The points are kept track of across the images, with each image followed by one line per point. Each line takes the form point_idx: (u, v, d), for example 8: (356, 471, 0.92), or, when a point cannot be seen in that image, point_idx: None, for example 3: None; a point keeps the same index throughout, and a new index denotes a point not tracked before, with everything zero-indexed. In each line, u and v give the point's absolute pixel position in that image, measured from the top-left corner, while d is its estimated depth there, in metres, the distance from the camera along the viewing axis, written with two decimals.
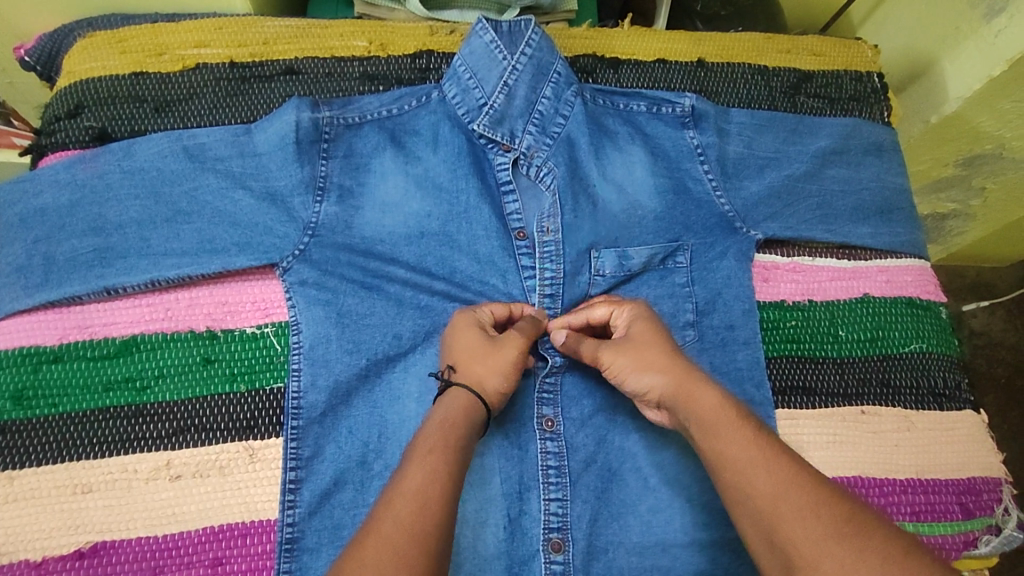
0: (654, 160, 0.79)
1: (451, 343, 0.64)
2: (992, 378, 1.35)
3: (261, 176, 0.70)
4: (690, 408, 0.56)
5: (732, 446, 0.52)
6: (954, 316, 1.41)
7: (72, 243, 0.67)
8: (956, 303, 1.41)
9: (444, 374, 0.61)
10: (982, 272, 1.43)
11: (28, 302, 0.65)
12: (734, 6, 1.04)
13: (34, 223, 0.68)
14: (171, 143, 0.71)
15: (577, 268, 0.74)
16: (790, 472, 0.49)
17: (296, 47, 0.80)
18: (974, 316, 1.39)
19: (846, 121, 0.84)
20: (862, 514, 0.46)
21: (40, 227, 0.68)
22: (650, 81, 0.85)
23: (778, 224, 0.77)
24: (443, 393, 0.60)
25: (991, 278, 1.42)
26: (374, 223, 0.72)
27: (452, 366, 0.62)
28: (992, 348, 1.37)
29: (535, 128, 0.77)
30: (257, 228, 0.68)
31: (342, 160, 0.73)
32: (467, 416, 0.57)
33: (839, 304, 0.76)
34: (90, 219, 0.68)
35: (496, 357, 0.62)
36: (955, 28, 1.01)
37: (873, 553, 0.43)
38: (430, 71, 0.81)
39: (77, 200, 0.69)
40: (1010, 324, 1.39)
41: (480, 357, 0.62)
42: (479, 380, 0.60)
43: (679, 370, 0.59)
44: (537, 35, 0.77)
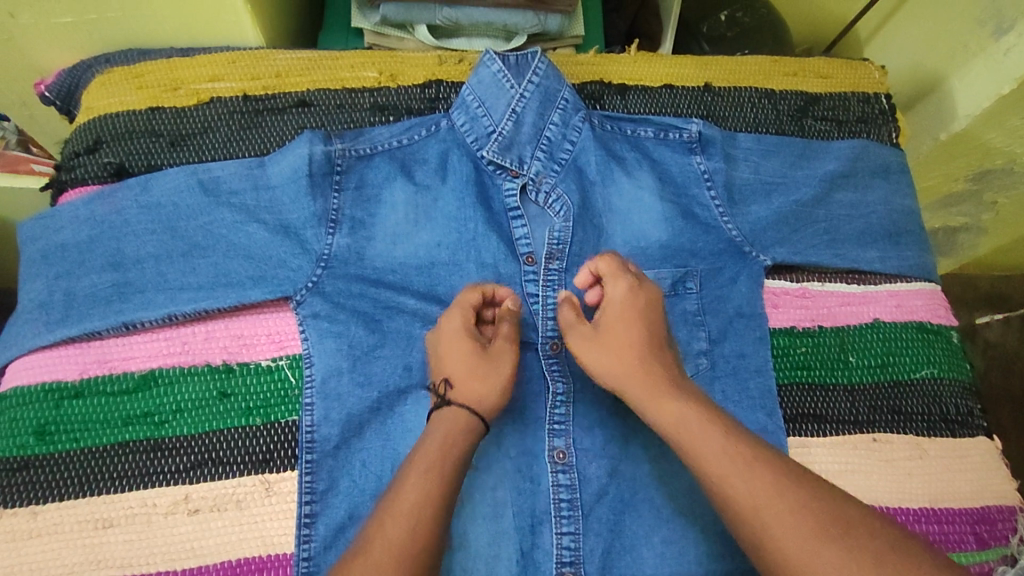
0: (661, 186, 0.79)
1: (442, 352, 0.65)
2: (1006, 391, 1.34)
3: (275, 209, 0.72)
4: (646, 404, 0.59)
5: (711, 455, 0.55)
6: (968, 327, 1.40)
7: (92, 278, 0.69)
8: (969, 314, 1.41)
9: (439, 388, 0.63)
10: (996, 282, 1.42)
11: (47, 338, 0.67)
12: (740, 27, 1.04)
13: (55, 259, 0.70)
14: (187, 178, 0.73)
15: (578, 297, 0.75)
16: (769, 476, 0.53)
17: (308, 79, 0.81)
18: (988, 328, 1.39)
19: (855, 143, 0.84)
20: (842, 512, 0.51)
21: (61, 263, 0.70)
22: (657, 107, 0.85)
23: (785, 249, 0.78)
24: (441, 410, 0.62)
25: (1005, 288, 1.41)
26: (385, 253, 0.73)
27: (448, 381, 0.63)
28: (1007, 360, 1.36)
29: (543, 155, 0.78)
30: (271, 262, 0.70)
31: (355, 192, 0.74)
32: (468, 436, 0.60)
33: (849, 329, 0.76)
34: (110, 254, 0.70)
35: (489, 369, 0.63)
36: (963, 45, 1.00)
37: (859, 547, 0.49)
38: (438, 100, 0.82)
39: (97, 236, 0.71)
40: None
41: (474, 369, 0.63)
42: (476, 395, 0.62)
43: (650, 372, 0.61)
44: (544, 64, 0.78)
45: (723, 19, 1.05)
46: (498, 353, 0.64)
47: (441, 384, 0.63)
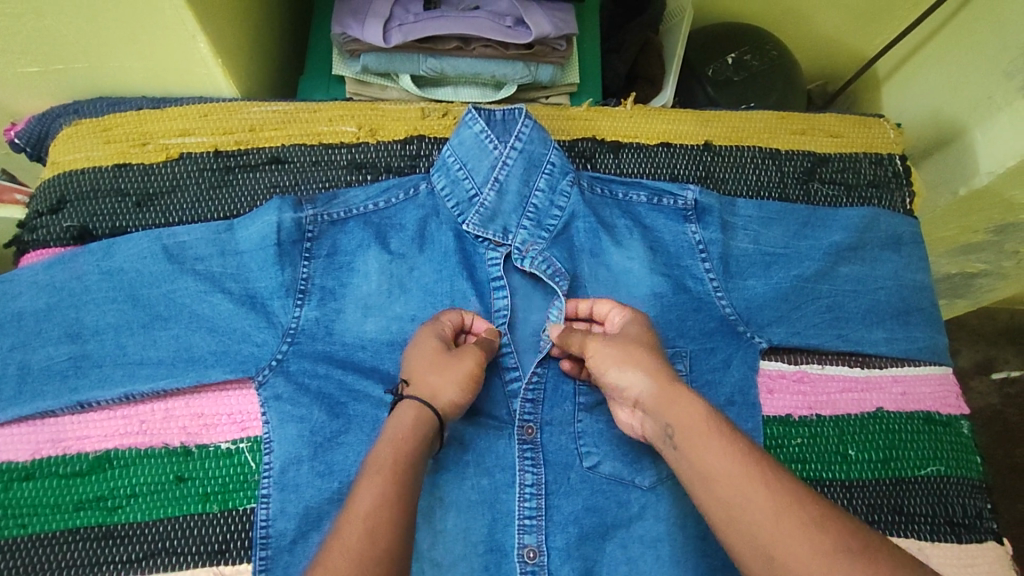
0: (653, 255, 0.74)
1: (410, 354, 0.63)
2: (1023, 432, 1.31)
3: (242, 277, 0.67)
4: (667, 417, 0.57)
5: (713, 458, 0.52)
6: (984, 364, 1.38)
7: (47, 351, 0.65)
8: (987, 350, 1.39)
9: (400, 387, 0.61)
10: (1014, 316, 1.41)
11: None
12: (748, 71, 0.98)
13: (10, 327, 0.66)
14: (152, 243, 0.69)
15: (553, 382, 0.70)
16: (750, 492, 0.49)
17: (283, 133, 0.78)
18: (1005, 364, 1.37)
19: (864, 211, 0.79)
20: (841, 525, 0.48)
21: (15, 332, 0.66)
22: (652, 166, 0.81)
23: (784, 329, 0.73)
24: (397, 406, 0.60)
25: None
26: (355, 328, 0.69)
27: (406, 378, 0.61)
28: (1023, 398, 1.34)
29: (529, 223, 0.74)
30: (234, 335, 0.66)
31: (325, 260, 0.70)
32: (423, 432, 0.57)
33: (849, 418, 0.72)
34: (67, 324, 0.66)
35: (448, 365, 0.61)
36: (987, 97, 0.93)
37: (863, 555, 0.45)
38: (420, 157, 0.78)
39: (54, 303, 0.67)
40: None
41: (436, 365, 0.61)
42: (433, 389, 0.59)
43: (663, 379, 0.59)
44: (529, 125, 0.74)
45: (730, 62, 0.99)
46: (464, 350, 0.62)
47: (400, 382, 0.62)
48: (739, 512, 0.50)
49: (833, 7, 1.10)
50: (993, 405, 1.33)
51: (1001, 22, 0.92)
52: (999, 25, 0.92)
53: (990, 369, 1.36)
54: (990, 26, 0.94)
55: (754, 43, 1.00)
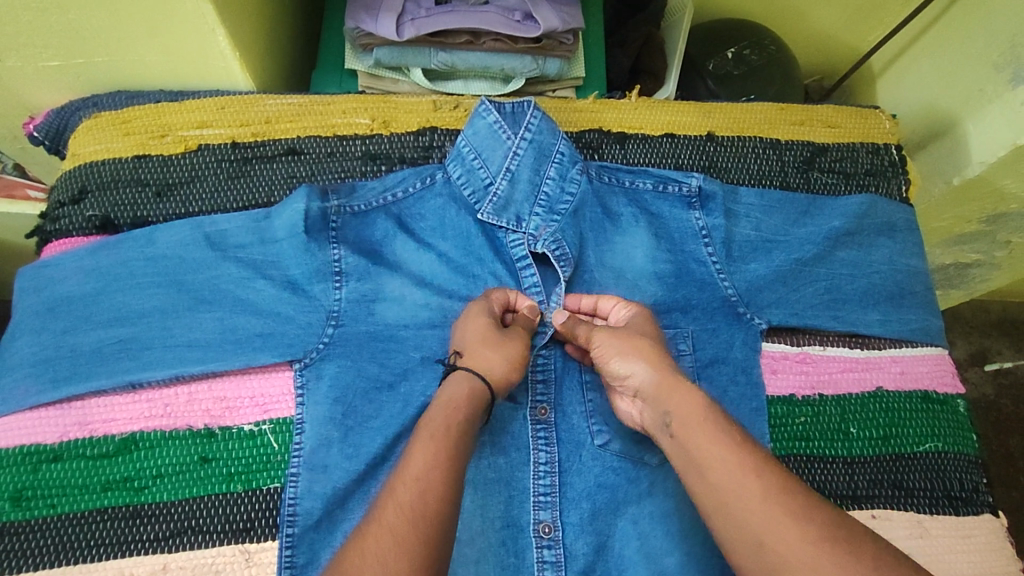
0: (657, 241, 0.78)
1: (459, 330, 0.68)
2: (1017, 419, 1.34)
3: (282, 264, 0.71)
4: (668, 404, 0.60)
5: (716, 447, 0.55)
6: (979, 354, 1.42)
7: (99, 333, 0.68)
8: (981, 340, 1.42)
9: (452, 357, 0.66)
10: (1008, 308, 1.45)
11: (44, 397, 0.66)
12: (747, 66, 1.01)
13: (62, 311, 0.69)
14: (194, 230, 0.72)
15: (562, 366, 0.73)
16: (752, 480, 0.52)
17: (298, 125, 0.80)
18: (998, 354, 1.40)
19: (861, 198, 0.82)
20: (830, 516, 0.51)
21: (66, 316, 0.69)
22: (657, 156, 0.83)
23: (783, 311, 0.75)
24: (449, 376, 0.64)
25: (1016, 313, 1.44)
26: (373, 313, 0.71)
27: (459, 351, 0.66)
28: (1017, 387, 1.38)
29: (541, 211, 0.76)
30: (281, 319, 0.69)
31: (354, 245, 0.73)
32: (472, 402, 0.62)
33: (850, 398, 0.74)
34: (116, 308, 0.69)
35: (502, 344, 0.65)
36: (978, 89, 0.96)
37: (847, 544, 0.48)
38: (432, 148, 0.80)
39: (103, 287, 0.69)
40: None
41: (487, 342, 0.65)
42: (487, 365, 0.64)
43: (664, 370, 0.62)
44: (538, 115, 0.76)
45: (730, 57, 1.02)
46: (510, 334, 0.67)
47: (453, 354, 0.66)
48: (742, 477, 0.52)
49: (828, 3, 1.13)
50: (988, 394, 1.37)
51: (991, 17, 0.95)
52: (989, 19, 0.95)
53: (985, 360, 1.40)
54: (981, 21, 0.97)
55: (752, 38, 1.02)
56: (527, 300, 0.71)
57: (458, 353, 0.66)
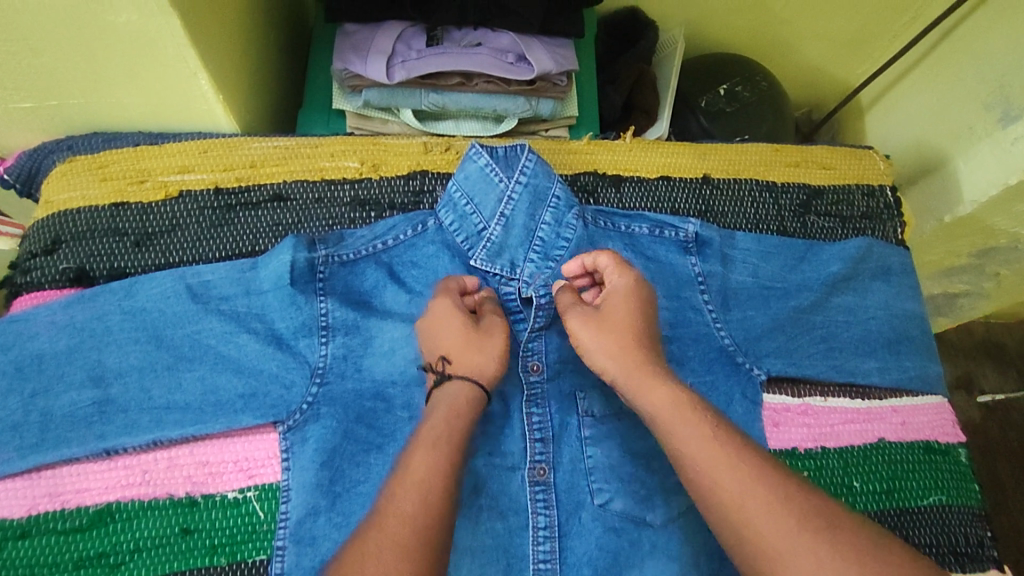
0: (653, 287, 0.76)
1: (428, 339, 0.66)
2: (1004, 442, 1.35)
3: (266, 316, 0.68)
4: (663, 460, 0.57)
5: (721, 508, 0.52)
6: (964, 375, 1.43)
7: (70, 396, 0.64)
8: (967, 362, 1.43)
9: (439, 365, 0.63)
10: (992, 329, 1.46)
11: (10, 468, 0.62)
12: (740, 103, 1.00)
13: (30, 372, 0.65)
14: (175, 282, 0.69)
15: (561, 426, 0.70)
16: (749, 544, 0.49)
17: (285, 169, 0.77)
18: (984, 377, 1.41)
19: (857, 242, 0.81)
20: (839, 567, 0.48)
21: (37, 377, 0.64)
22: (653, 200, 0.82)
23: (781, 361, 0.74)
24: (442, 384, 0.62)
25: (1001, 335, 1.45)
26: (365, 369, 0.68)
27: (446, 356, 0.64)
28: (1004, 410, 1.38)
29: (537, 256, 0.75)
30: (263, 376, 0.66)
31: (341, 296, 0.70)
32: None
33: (852, 450, 0.73)
34: (89, 367, 0.65)
35: (486, 341, 0.64)
36: (969, 127, 0.96)
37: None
38: (424, 193, 0.78)
39: (76, 345, 0.66)
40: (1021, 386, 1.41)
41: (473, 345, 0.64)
42: (478, 365, 0.63)
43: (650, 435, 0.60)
44: (533, 160, 0.75)
45: (722, 93, 1.01)
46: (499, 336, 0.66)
47: (439, 360, 0.64)
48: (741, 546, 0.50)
49: (817, 38, 1.13)
50: (975, 418, 1.38)
51: (979, 56, 0.95)
52: (977, 58, 0.95)
53: (971, 384, 1.41)
54: (968, 59, 0.97)
55: (744, 75, 1.02)
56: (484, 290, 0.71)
57: (445, 358, 0.64)
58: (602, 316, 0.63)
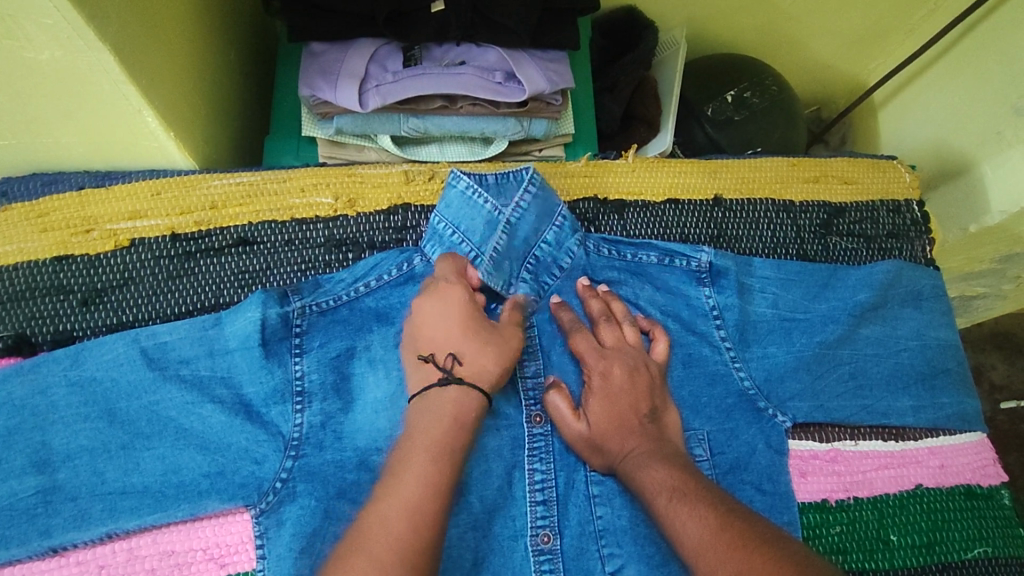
0: (665, 321, 0.70)
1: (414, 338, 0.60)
2: (1016, 437, 1.30)
3: (233, 381, 0.60)
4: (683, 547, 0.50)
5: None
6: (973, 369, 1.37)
7: (10, 485, 0.56)
8: (976, 355, 1.38)
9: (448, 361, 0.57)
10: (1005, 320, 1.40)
11: None
12: (749, 109, 0.92)
13: None
14: (128, 345, 0.60)
15: (565, 487, 0.63)
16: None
17: (250, 208, 0.69)
18: (993, 369, 1.35)
19: (886, 266, 0.74)
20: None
21: None
22: (660, 227, 0.74)
23: (807, 403, 0.68)
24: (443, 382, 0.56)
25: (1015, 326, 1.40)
26: (346, 437, 0.60)
27: (456, 355, 0.57)
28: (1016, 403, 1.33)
29: (529, 274, 0.68)
30: (231, 453, 0.58)
31: (320, 356, 0.62)
32: None
33: (887, 499, 0.66)
34: (33, 450, 0.57)
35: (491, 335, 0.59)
36: (995, 131, 0.89)
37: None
38: (407, 229, 0.71)
39: (16, 425, 0.58)
40: None
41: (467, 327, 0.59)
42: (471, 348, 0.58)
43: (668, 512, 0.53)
44: (538, 178, 0.68)
45: (730, 100, 0.93)
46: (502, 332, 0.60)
47: (447, 358, 0.57)
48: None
49: (827, 32, 1.05)
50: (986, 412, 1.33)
51: (1006, 51, 0.88)
52: (1003, 55, 0.89)
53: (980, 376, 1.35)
54: (996, 57, 0.90)
55: (752, 79, 0.94)
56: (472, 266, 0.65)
57: (456, 357, 0.57)
58: (603, 385, 0.63)
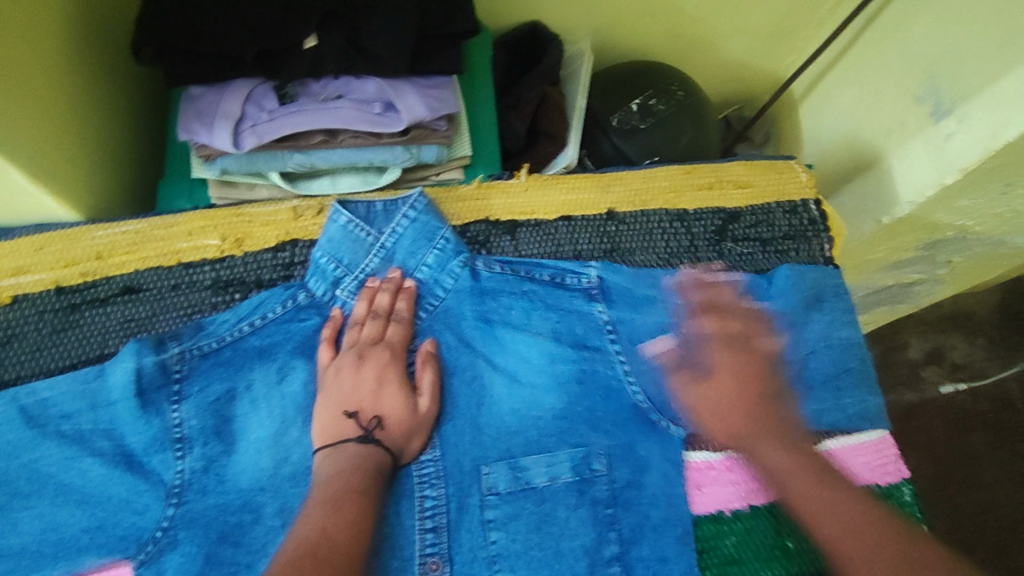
0: (557, 341, 0.68)
1: (334, 387, 0.63)
2: (978, 415, 1.35)
3: (114, 433, 0.61)
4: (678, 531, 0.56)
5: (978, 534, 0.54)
6: (932, 351, 1.40)
7: None
8: (934, 337, 1.41)
9: (372, 425, 0.61)
10: (959, 300, 1.43)
11: None
12: (655, 117, 0.92)
13: None
14: (6, 405, 0.60)
15: (456, 508, 0.62)
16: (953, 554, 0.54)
17: (136, 256, 0.70)
18: (955, 350, 1.39)
19: (781, 270, 0.74)
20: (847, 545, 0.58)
21: None
22: (553, 245, 0.74)
23: (701, 414, 0.68)
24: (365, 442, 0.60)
25: (969, 305, 1.43)
26: (229, 480, 0.61)
27: (379, 418, 0.62)
28: (976, 382, 1.37)
29: (411, 300, 0.68)
30: (112, 505, 0.59)
31: (201, 401, 0.63)
32: None
33: (787, 505, 0.66)
34: None
35: (384, 379, 0.63)
36: (900, 122, 0.88)
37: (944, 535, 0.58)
38: (295, 265, 0.71)
39: None
40: (990, 355, 1.40)
41: (354, 368, 0.63)
42: (371, 394, 0.63)
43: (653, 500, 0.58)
44: (421, 202, 0.70)
45: (635, 109, 0.93)
46: (380, 369, 0.64)
47: (372, 422, 0.61)
48: None
49: (737, 32, 1.04)
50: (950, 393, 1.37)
51: (904, 43, 0.88)
52: (903, 45, 0.88)
53: (940, 358, 1.39)
54: (896, 49, 0.90)
55: (658, 86, 0.94)
56: (360, 306, 0.67)
57: (380, 421, 0.62)
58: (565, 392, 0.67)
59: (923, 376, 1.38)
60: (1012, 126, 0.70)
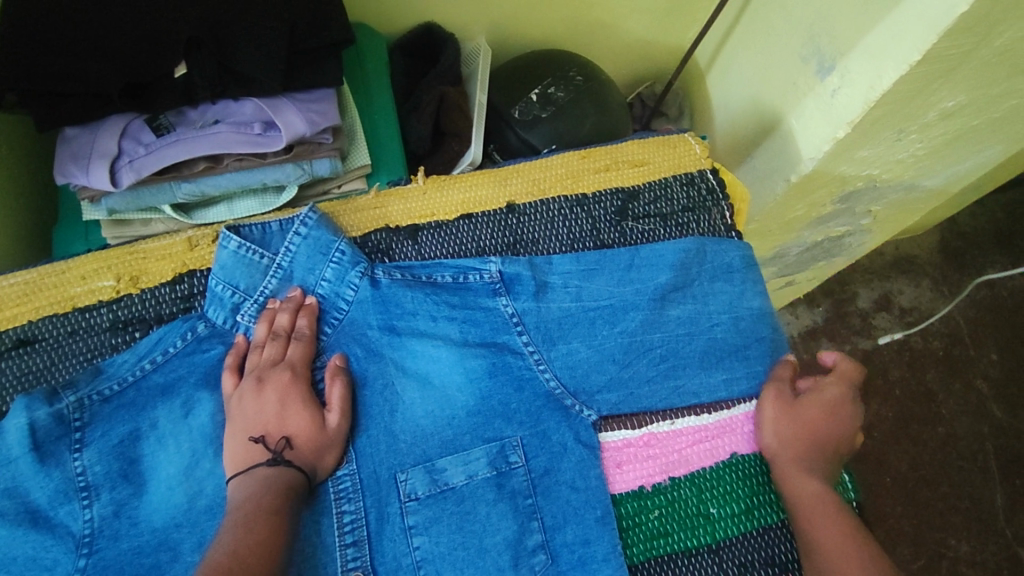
0: (464, 338, 0.69)
1: (239, 415, 0.62)
2: (930, 354, 1.38)
3: (13, 491, 0.59)
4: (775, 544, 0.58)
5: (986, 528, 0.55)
6: (880, 298, 1.42)
7: None
8: (881, 283, 1.43)
9: (280, 446, 0.60)
10: (900, 246, 1.46)
11: None
12: (555, 105, 0.93)
13: None
14: None
15: (376, 517, 0.62)
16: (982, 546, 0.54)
17: (28, 306, 0.68)
18: (901, 294, 1.42)
19: (686, 245, 0.74)
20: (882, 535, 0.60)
21: None
22: (455, 244, 0.74)
23: (616, 394, 0.68)
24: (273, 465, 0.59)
25: (911, 249, 1.46)
26: (140, 523, 0.60)
27: (287, 439, 0.61)
28: (926, 323, 1.40)
29: (313, 317, 0.68)
30: (18, 564, 0.58)
31: (104, 446, 0.61)
32: None
33: (704, 472, 0.68)
34: None
35: (288, 401, 0.62)
36: (793, 82, 0.90)
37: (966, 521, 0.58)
38: (194, 296, 0.70)
39: None
40: (935, 294, 1.43)
41: (255, 393, 0.62)
42: (272, 417, 0.62)
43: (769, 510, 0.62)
44: (313, 217, 0.70)
45: (535, 99, 0.93)
46: (283, 391, 0.63)
47: (280, 443, 0.60)
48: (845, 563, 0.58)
49: (634, 10, 1.05)
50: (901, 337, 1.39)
51: (785, 4, 0.89)
52: (785, 6, 0.89)
53: (889, 303, 1.41)
54: (778, 12, 0.91)
55: (555, 74, 0.94)
56: (261, 327, 0.66)
57: (288, 441, 0.61)
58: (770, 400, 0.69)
59: (873, 323, 1.40)
60: (886, 76, 0.72)
